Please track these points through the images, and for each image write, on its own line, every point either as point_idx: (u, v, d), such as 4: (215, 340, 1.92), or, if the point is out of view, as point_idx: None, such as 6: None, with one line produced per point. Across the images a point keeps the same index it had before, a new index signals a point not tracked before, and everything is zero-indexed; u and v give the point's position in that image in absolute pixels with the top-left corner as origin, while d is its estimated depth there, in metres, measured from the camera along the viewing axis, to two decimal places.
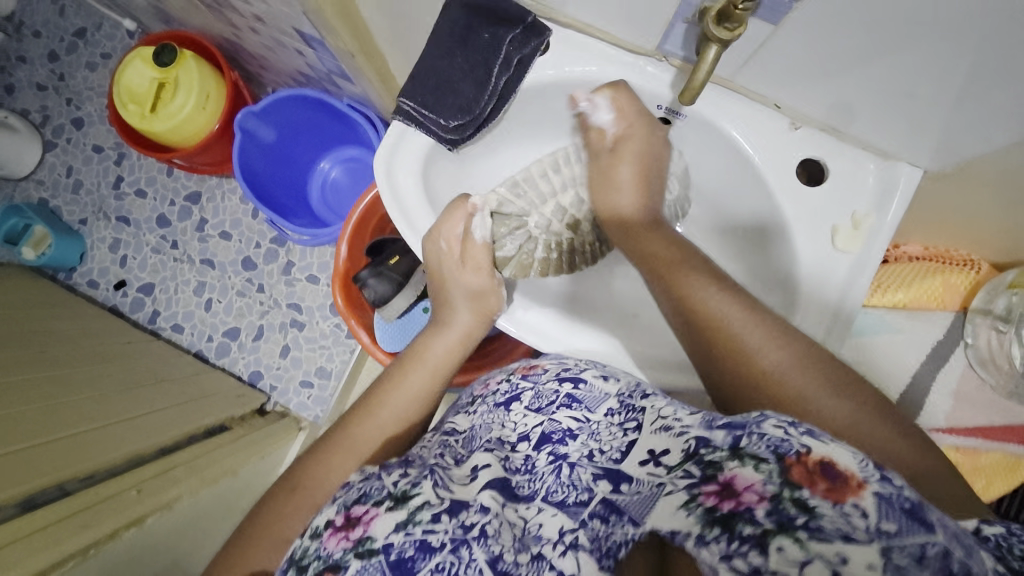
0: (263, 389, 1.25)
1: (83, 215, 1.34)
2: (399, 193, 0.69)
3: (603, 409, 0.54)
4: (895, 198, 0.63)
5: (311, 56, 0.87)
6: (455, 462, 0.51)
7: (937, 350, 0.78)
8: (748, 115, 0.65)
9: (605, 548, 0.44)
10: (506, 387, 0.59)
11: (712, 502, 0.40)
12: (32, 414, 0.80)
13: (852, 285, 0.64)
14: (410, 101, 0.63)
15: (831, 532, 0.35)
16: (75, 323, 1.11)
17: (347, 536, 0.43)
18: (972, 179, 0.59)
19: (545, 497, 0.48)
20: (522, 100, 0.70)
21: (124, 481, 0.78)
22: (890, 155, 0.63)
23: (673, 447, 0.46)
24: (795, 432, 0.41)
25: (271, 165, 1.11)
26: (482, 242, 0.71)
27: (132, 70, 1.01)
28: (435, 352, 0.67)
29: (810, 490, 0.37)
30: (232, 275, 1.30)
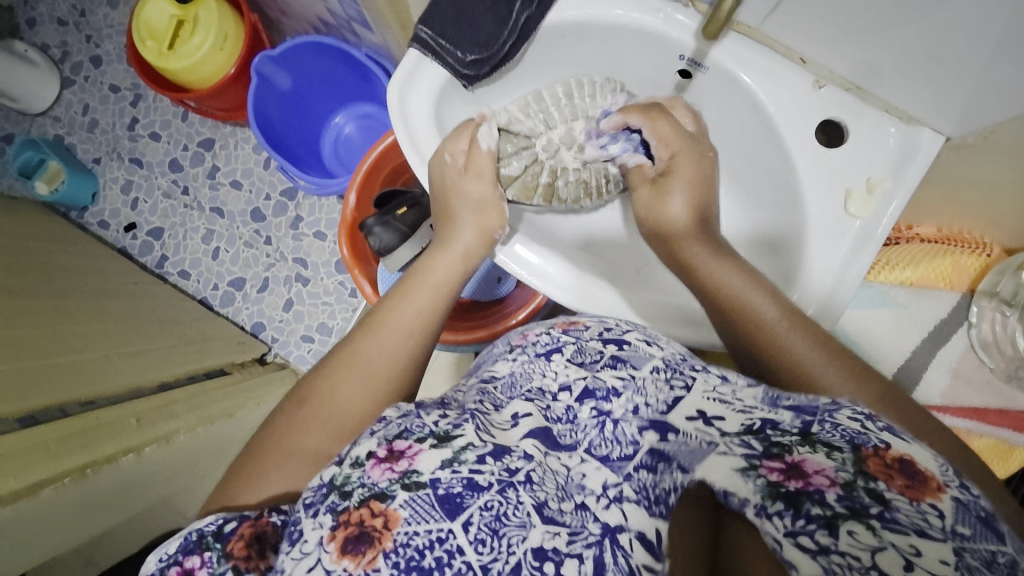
0: (265, 340, 1.26)
1: (97, 154, 1.35)
2: (408, 117, 0.63)
3: (647, 367, 0.50)
4: (913, 165, 0.55)
5: (332, 1, 0.86)
6: (495, 408, 0.49)
7: (936, 335, 0.75)
8: (765, 67, 0.57)
9: (654, 496, 0.43)
10: (547, 339, 0.55)
11: (776, 477, 0.37)
12: (39, 337, 0.82)
13: (851, 266, 0.57)
14: (429, 30, 0.59)
15: (907, 524, 0.33)
16: (84, 259, 1.13)
17: (392, 468, 0.41)
18: (998, 151, 0.53)
19: (588, 449, 0.46)
20: (542, 43, 0.63)
21: (125, 409, 0.79)
22: (913, 119, 0.55)
23: (731, 417, 0.43)
24: (874, 426, 0.39)
25: (285, 114, 1.10)
26: (488, 150, 0.64)
27: (153, 7, 1.01)
28: (437, 270, 0.61)
29: (887, 484, 0.35)
30: (241, 225, 1.31)
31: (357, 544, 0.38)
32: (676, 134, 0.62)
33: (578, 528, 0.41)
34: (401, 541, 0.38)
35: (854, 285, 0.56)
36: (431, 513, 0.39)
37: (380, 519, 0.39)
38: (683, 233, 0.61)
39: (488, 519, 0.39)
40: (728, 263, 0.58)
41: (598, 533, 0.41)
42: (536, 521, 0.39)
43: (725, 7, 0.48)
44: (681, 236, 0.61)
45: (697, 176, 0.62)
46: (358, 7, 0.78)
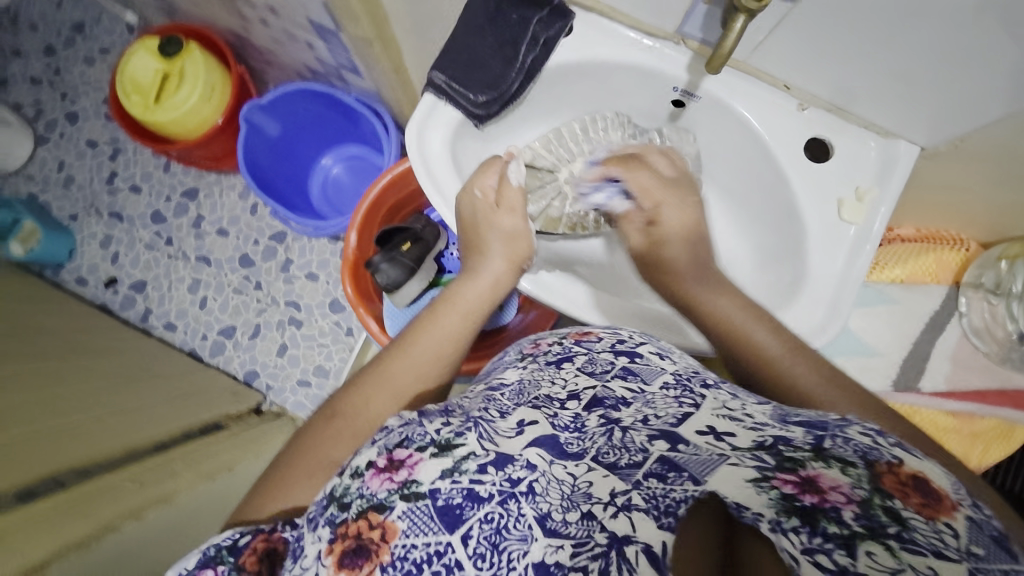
0: (259, 388, 1.22)
1: (74, 210, 1.32)
2: (427, 158, 0.63)
3: (659, 383, 0.46)
4: (896, 175, 0.59)
5: (323, 50, 0.89)
6: (501, 414, 0.44)
7: (931, 326, 0.79)
8: (757, 96, 0.61)
9: (664, 506, 0.37)
10: (557, 349, 0.52)
11: (791, 490, 0.35)
12: (30, 401, 0.78)
13: (854, 264, 0.59)
14: (442, 74, 0.61)
15: (923, 545, 0.32)
16: (66, 319, 1.09)
17: (391, 477, 0.39)
18: (968, 157, 0.58)
19: (596, 457, 0.40)
20: (545, 83, 0.66)
21: (122, 472, 0.75)
22: (890, 134, 0.60)
23: (742, 433, 0.40)
24: (885, 443, 0.37)
25: (274, 158, 1.12)
26: (517, 185, 0.65)
27: (138, 61, 1.02)
28: (468, 296, 0.60)
29: (902, 501, 0.34)
30: (229, 272, 1.29)
31: (355, 557, 0.36)
32: (653, 183, 0.64)
33: (582, 540, 0.36)
34: (400, 554, 0.36)
35: (858, 283, 0.59)
36: (431, 524, 0.36)
37: (378, 531, 0.37)
38: (681, 273, 0.60)
39: (488, 532, 0.36)
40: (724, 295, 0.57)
41: (604, 544, 0.36)
42: (537, 534, 0.36)
43: (725, 47, 0.50)
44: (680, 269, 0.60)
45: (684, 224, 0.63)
46: (350, 54, 0.82)
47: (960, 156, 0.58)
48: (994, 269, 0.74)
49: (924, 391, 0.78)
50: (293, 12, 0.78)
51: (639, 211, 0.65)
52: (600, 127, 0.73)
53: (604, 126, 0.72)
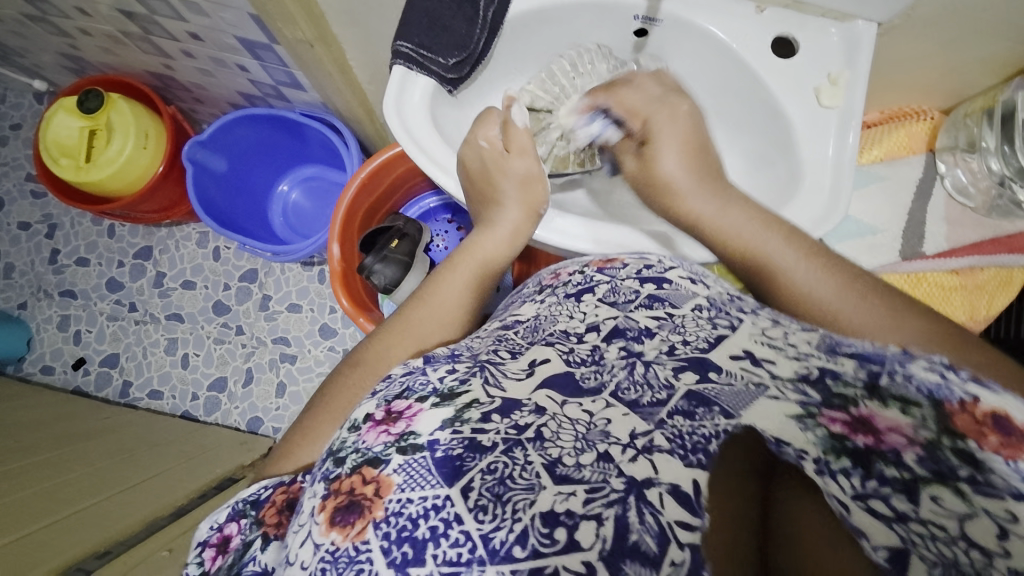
0: (266, 434, 1.17)
1: (21, 298, 1.22)
2: (402, 113, 0.57)
3: (689, 305, 0.44)
4: (863, 57, 0.54)
5: (257, 70, 0.85)
6: (512, 355, 0.42)
7: (920, 193, 0.75)
8: (711, 9, 0.56)
9: (691, 444, 0.35)
10: (579, 279, 0.51)
11: (841, 429, 0.34)
12: (28, 497, 0.71)
13: (842, 146, 0.55)
14: (407, 42, 0.55)
15: (1001, 488, 0.30)
16: (42, 410, 1.01)
17: (388, 431, 0.37)
18: (929, 22, 0.53)
19: (613, 393, 0.38)
20: (509, 36, 0.60)
21: (153, 542, 0.72)
22: (846, 16, 0.54)
23: (783, 362, 0.39)
24: (957, 378, 0.35)
25: (228, 196, 1.06)
26: (523, 126, 0.59)
27: (59, 122, 0.95)
28: (484, 247, 0.57)
29: (977, 442, 0.32)
30: (205, 323, 1.22)
31: (345, 515, 0.33)
32: (642, 101, 0.57)
33: (596, 485, 0.33)
34: (394, 510, 0.33)
35: (851, 166, 0.55)
36: (428, 478, 0.34)
37: (371, 487, 0.34)
38: (677, 188, 0.54)
39: (491, 482, 0.33)
40: (738, 207, 0.52)
41: (622, 490, 0.33)
42: (545, 482, 0.33)
43: None
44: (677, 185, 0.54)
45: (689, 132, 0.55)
46: (289, 66, 0.79)
47: (915, 27, 0.54)
48: (962, 130, 0.70)
49: (930, 254, 0.74)
50: (219, 33, 0.74)
51: (631, 138, 0.58)
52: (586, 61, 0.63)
53: (589, 58, 0.62)
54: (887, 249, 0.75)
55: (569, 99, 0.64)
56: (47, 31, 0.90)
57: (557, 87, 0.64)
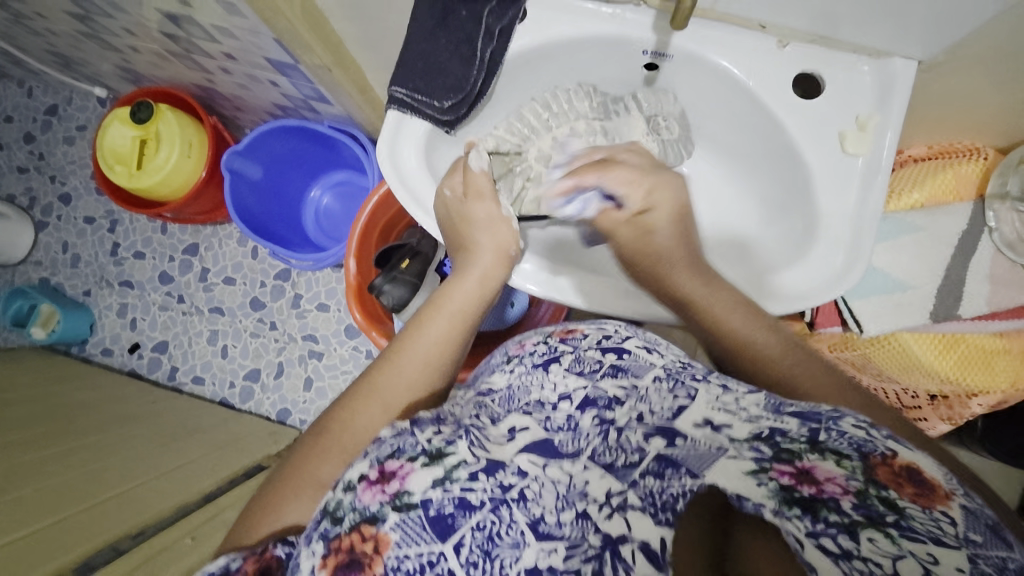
0: (294, 425, 1.23)
1: (86, 286, 1.34)
2: (402, 175, 0.58)
3: (649, 376, 0.44)
4: (896, 99, 0.52)
5: (286, 85, 0.88)
6: (493, 421, 0.43)
7: (961, 250, 0.67)
8: (728, 42, 0.54)
9: (660, 503, 0.36)
10: (544, 349, 0.50)
11: (789, 480, 0.33)
12: (75, 481, 0.79)
13: (866, 200, 0.53)
14: (401, 88, 0.56)
15: (922, 532, 0.29)
16: (96, 392, 1.12)
17: (383, 489, 0.36)
18: (971, 65, 0.49)
19: (591, 455, 0.39)
20: (511, 74, 0.60)
21: (179, 529, 0.77)
22: (881, 53, 0.52)
23: (738, 424, 0.38)
24: (879, 434, 0.35)
25: (263, 202, 1.10)
26: (482, 170, 0.59)
27: (113, 131, 1.02)
28: (453, 297, 0.55)
29: (898, 492, 0.31)
30: (243, 318, 1.30)
31: (347, 571, 0.33)
32: (641, 188, 0.56)
33: (576, 542, 0.34)
34: (392, 565, 0.33)
35: (876, 219, 0.53)
36: (421, 534, 0.34)
37: (370, 544, 0.34)
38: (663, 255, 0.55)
39: (480, 539, 0.34)
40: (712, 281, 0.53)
41: (598, 545, 0.34)
42: (529, 539, 0.34)
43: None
44: (663, 258, 0.55)
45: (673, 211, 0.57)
46: (314, 85, 0.81)
47: (961, 66, 0.50)
48: (1016, 174, 0.62)
49: (967, 317, 0.68)
50: (249, 53, 0.77)
51: (622, 209, 0.57)
52: (563, 99, 0.64)
53: (568, 97, 0.64)
54: (917, 308, 0.68)
55: (541, 139, 0.66)
56: (102, 46, 0.97)
57: (527, 128, 0.66)
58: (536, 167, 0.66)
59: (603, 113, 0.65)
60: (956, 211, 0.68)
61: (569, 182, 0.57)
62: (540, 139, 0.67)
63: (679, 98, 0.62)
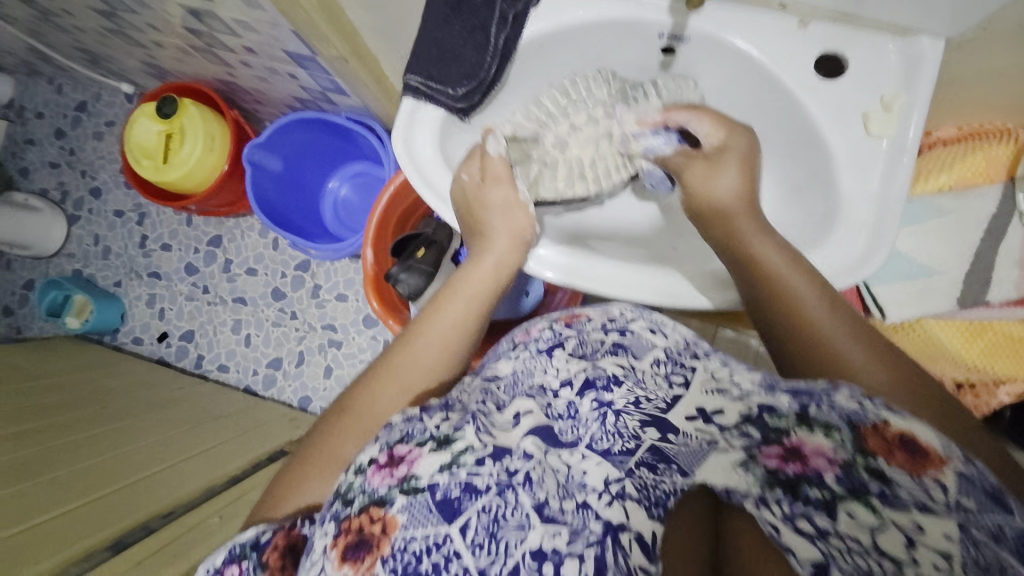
0: (315, 412, 1.27)
1: (117, 277, 1.40)
2: (418, 161, 0.59)
3: (649, 357, 0.46)
4: (923, 78, 0.50)
5: (304, 78, 0.89)
6: (497, 407, 0.43)
7: (991, 232, 0.65)
8: (747, 23, 0.53)
9: (655, 497, 0.35)
10: (547, 336, 0.51)
11: (775, 463, 0.34)
12: (107, 463, 0.83)
13: (891, 182, 0.52)
14: (417, 75, 0.56)
15: (907, 500, 0.31)
16: (128, 379, 1.16)
17: (392, 473, 0.37)
18: (1003, 41, 0.47)
19: (589, 444, 0.39)
20: (525, 60, 0.60)
21: (205, 509, 0.80)
22: (907, 30, 0.50)
23: (730, 410, 0.39)
24: (873, 403, 0.35)
25: (283, 193, 1.12)
26: (500, 155, 0.60)
27: (140, 126, 1.04)
28: (470, 282, 0.56)
29: (887, 460, 0.32)
30: (265, 307, 1.33)
31: (356, 551, 0.35)
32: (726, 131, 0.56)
33: (578, 528, 0.34)
34: (400, 546, 0.34)
35: (899, 202, 0.51)
36: (430, 516, 0.35)
37: (378, 525, 0.35)
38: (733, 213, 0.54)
39: (486, 522, 0.34)
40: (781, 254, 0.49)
41: (599, 532, 0.34)
42: (534, 522, 0.34)
43: None
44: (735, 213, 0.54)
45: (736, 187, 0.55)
46: (331, 77, 0.82)
47: (991, 44, 0.48)
48: None
49: (994, 303, 0.66)
50: (268, 46, 0.78)
51: (699, 151, 0.58)
52: (582, 87, 0.64)
53: (586, 83, 0.63)
54: (942, 293, 0.67)
55: (558, 125, 0.66)
56: (127, 42, 1.00)
57: (544, 114, 0.65)
58: (553, 153, 0.66)
59: (622, 99, 0.63)
60: (987, 194, 0.65)
61: (659, 116, 0.60)
62: (558, 126, 0.66)
63: (698, 81, 0.62)
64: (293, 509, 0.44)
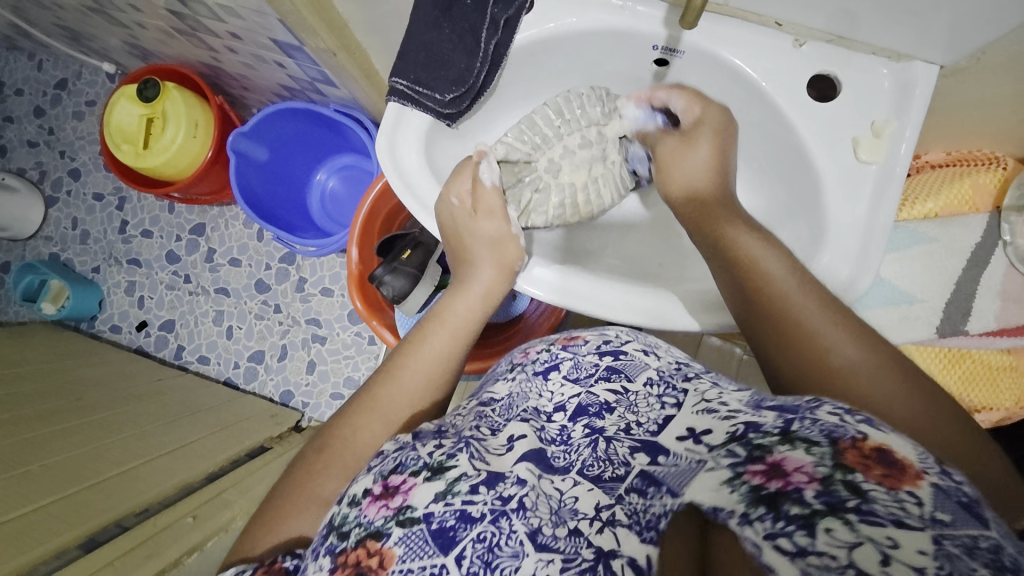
0: (296, 407, 1.25)
1: (95, 263, 1.36)
2: (404, 174, 0.58)
3: (642, 378, 0.44)
4: (915, 104, 0.50)
5: (292, 67, 0.87)
6: (492, 432, 0.41)
7: (974, 261, 0.66)
8: (741, 39, 0.53)
9: (645, 521, 0.35)
10: (546, 357, 0.48)
11: (759, 480, 0.31)
12: (80, 457, 0.81)
13: (878, 209, 0.52)
14: (403, 79, 0.55)
15: (883, 515, 0.27)
16: (104, 369, 1.14)
17: (387, 504, 0.35)
18: (996, 73, 0.47)
19: (580, 470, 0.39)
20: (516, 64, 0.59)
21: (179, 509, 0.78)
22: (901, 56, 0.50)
23: (717, 429, 0.37)
24: (852, 416, 0.33)
25: (267, 184, 1.10)
26: (493, 184, 0.58)
27: (120, 109, 1.01)
28: (456, 310, 0.55)
29: (863, 474, 0.29)
30: (248, 299, 1.30)
31: None
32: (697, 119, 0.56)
33: (570, 555, 0.33)
34: None
35: (887, 229, 0.51)
36: (426, 548, 0.33)
37: (375, 559, 0.34)
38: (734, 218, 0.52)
39: (481, 551, 0.33)
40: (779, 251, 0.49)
41: (592, 558, 0.33)
42: (528, 549, 0.33)
43: None
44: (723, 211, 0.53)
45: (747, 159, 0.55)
46: (319, 68, 0.79)
47: (982, 74, 0.49)
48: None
49: (974, 332, 0.66)
50: (254, 34, 0.75)
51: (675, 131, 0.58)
52: (576, 105, 0.63)
53: (581, 102, 0.63)
54: (923, 322, 0.67)
55: (551, 149, 0.65)
56: (109, 22, 0.96)
57: (538, 138, 0.64)
58: (546, 179, 0.65)
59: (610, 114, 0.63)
60: (973, 223, 0.67)
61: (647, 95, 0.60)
62: (551, 150, 0.65)
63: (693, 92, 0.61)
64: (270, 546, 0.42)
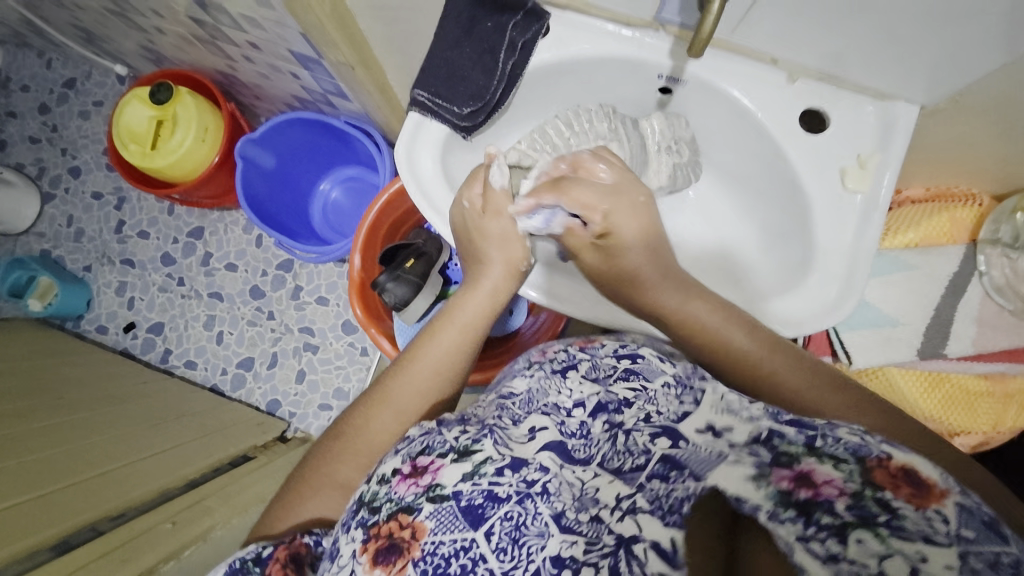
0: (283, 417, 1.23)
1: (87, 262, 1.34)
2: (422, 180, 0.61)
3: (660, 381, 0.44)
4: (898, 139, 0.54)
5: (307, 78, 0.89)
6: (513, 421, 0.42)
7: (953, 288, 0.70)
8: (738, 72, 0.57)
9: (668, 505, 0.37)
10: (563, 356, 0.49)
11: (786, 485, 0.35)
12: (58, 456, 0.79)
13: (862, 235, 0.55)
14: (424, 91, 0.58)
15: (912, 531, 0.31)
16: (87, 369, 1.11)
17: (417, 482, 0.37)
18: (973, 113, 0.52)
19: (601, 462, 0.40)
20: (528, 85, 0.62)
21: (158, 515, 0.75)
22: (886, 95, 0.54)
23: (740, 427, 0.39)
24: (874, 438, 0.36)
25: (272, 190, 1.11)
26: (503, 188, 0.59)
27: (131, 111, 1.03)
28: (464, 308, 0.56)
29: (893, 493, 0.33)
30: (241, 305, 1.30)
31: (387, 554, 0.35)
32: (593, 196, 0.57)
33: (592, 539, 0.35)
34: (429, 550, 0.34)
35: (871, 253, 0.54)
36: (455, 522, 0.35)
37: (407, 531, 0.35)
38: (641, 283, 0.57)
39: (509, 528, 0.35)
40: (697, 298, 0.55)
41: (612, 544, 0.35)
42: (552, 530, 0.35)
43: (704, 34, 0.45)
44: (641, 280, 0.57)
45: (640, 231, 0.58)
46: (334, 80, 0.82)
47: (964, 115, 0.53)
48: (1008, 223, 0.65)
49: (953, 356, 0.70)
50: (275, 45, 0.78)
51: (585, 229, 0.59)
52: (585, 119, 0.65)
53: (589, 117, 0.64)
54: (905, 344, 0.71)
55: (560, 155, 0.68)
56: (128, 26, 0.99)
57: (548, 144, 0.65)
58: None
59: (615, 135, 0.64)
60: (951, 253, 0.70)
61: (530, 200, 0.57)
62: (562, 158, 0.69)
63: (693, 122, 0.65)
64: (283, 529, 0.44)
